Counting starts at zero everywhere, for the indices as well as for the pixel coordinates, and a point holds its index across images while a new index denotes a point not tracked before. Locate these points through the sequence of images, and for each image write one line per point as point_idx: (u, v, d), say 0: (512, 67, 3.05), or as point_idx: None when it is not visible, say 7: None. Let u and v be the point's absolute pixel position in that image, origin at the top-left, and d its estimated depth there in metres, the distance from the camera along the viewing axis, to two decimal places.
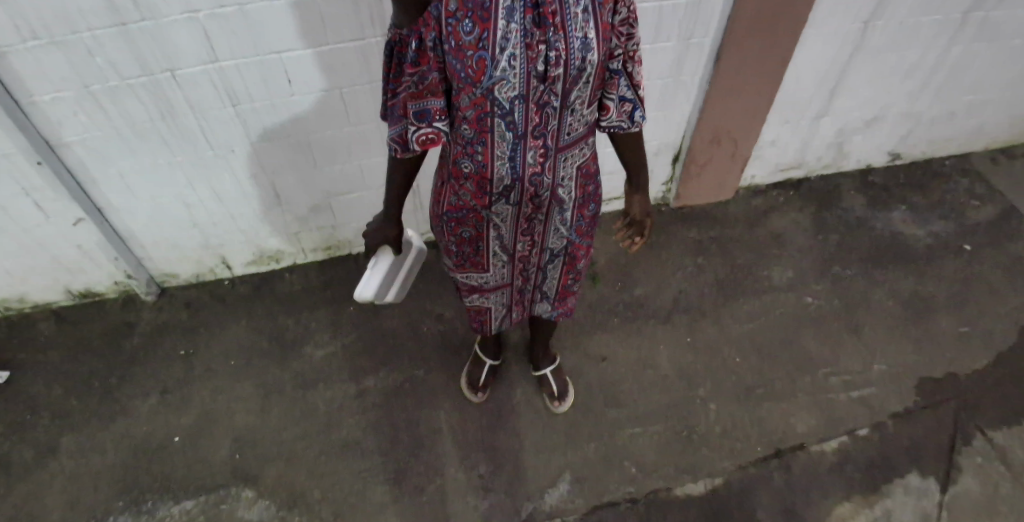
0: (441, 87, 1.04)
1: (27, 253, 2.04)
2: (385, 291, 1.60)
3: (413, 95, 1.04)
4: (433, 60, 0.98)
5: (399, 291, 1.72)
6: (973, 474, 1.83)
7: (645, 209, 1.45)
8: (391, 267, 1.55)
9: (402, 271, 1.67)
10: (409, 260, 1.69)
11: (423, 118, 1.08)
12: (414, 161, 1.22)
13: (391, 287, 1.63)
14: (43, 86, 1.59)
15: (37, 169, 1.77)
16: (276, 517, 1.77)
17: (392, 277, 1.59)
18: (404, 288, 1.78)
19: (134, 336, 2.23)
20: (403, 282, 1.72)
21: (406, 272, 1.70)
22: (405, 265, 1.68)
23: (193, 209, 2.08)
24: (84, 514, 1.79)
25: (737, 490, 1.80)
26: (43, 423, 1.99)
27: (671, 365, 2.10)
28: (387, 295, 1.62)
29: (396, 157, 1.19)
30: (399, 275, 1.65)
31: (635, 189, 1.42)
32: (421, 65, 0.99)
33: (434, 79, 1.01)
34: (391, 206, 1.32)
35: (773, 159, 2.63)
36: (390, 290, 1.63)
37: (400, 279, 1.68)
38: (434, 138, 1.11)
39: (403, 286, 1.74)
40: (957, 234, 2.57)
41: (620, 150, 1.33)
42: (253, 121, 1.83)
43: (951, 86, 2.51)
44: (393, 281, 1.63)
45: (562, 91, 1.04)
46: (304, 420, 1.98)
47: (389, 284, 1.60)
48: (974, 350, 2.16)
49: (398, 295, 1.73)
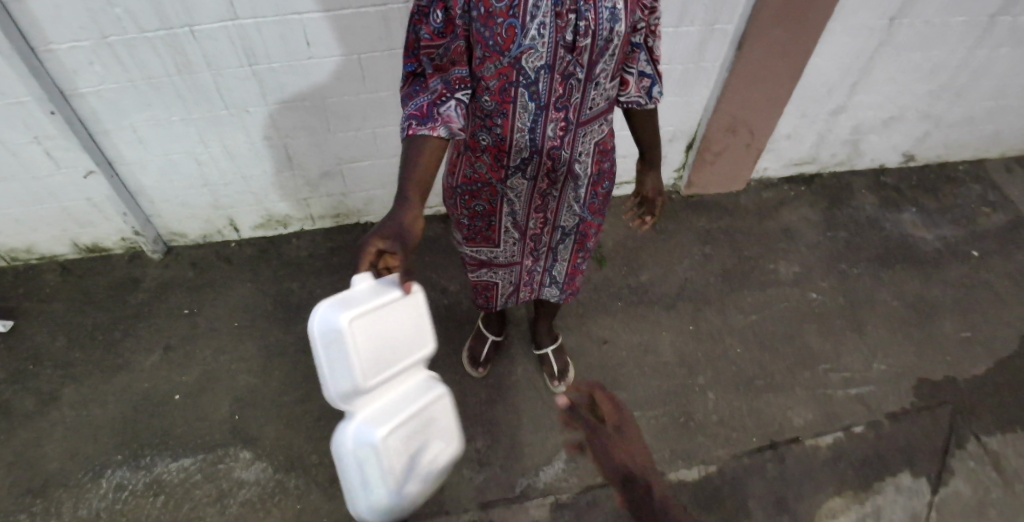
0: (465, 56, 1.01)
1: (36, 202, 2.05)
2: (378, 362, 0.97)
3: (437, 67, 1.03)
4: (461, 28, 0.96)
5: (384, 442, 0.97)
6: (965, 477, 1.84)
7: (657, 187, 1.47)
8: (411, 309, 1.03)
9: (422, 421, 1.05)
10: (434, 427, 1.08)
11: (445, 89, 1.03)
12: (432, 151, 1.04)
13: (369, 329, 0.95)
14: (61, 35, 1.59)
15: (50, 117, 1.76)
16: (272, 479, 1.78)
17: (387, 312, 0.99)
18: (375, 477, 0.98)
19: (139, 292, 2.24)
20: (391, 418, 1.00)
21: (423, 445, 1.05)
22: (429, 417, 1.07)
23: (204, 167, 2.08)
24: (83, 464, 1.80)
25: (731, 478, 1.81)
26: (46, 372, 2.00)
27: (673, 352, 2.10)
28: (368, 365, 0.95)
29: (407, 139, 1.04)
30: (411, 417, 1.02)
31: (648, 166, 1.44)
32: (446, 35, 0.98)
33: (459, 48, 0.99)
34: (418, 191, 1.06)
35: (787, 152, 2.61)
36: (364, 334, 0.94)
37: (408, 435, 1.02)
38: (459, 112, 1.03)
39: (403, 478, 1.01)
40: (966, 240, 2.57)
41: (634, 125, 1.33)
42: (270, 81, 1.82)
43: (972, 89, 2.49)
44: (376, 340, 0.97)
45: (588, 63, 1.03)
46: (305, 384, 1.99)
47: (373, 311, 0.96)
48: (975, 356, 2.17)
49: (365, 430, 0.97)
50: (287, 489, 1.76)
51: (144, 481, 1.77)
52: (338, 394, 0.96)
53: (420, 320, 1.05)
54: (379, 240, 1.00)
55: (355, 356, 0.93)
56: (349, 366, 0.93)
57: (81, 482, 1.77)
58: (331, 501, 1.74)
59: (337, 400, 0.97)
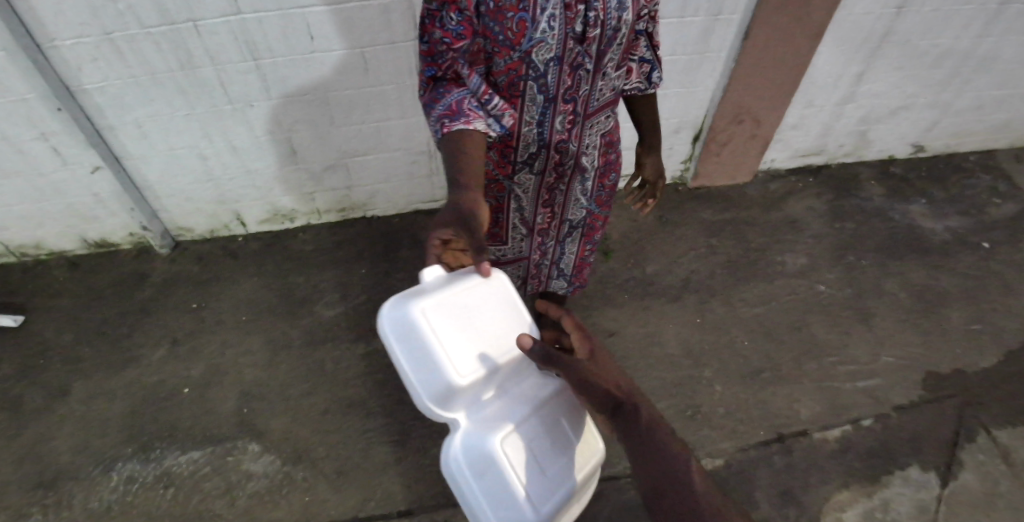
0: (479, 55, 0.97)
1: (44, 199, 2.06)
2: (471, 356, 0.99)
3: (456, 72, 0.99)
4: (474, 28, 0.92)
5: (500, 446, 0.95)
6: (973, 470, 1.83)
7: (656, 170, 1.50)
8: (489, 297, 1.07)
9: (535, 425, 1.01)
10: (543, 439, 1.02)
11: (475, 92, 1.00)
12: (477, 148, 1.03)
13: (449, 320, 0.98)
14: (64, 31, 1.59)
15: (56, 114, 1.77)
16: (280, 471, 1.79)
17: (466, 302, 1.03)
18: (499, 492, 0.94)
19: (146, 287, 2.25)
20: (501, 422, 0.98)
21: (543, 451, 1.00)
22: (542, 424, 1.03)
23: (209, 161, 2.08)
24: (92, 457, 1.82)
25: (737, 471, 1.81)
26: (55, 366, 2.02)
27: (678, 344, 2.10)
28: (459, 358, 0.97)
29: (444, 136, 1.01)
30: (523, 420, 1.00)
31: (647, 149, 1.45)
32: (463, 38, 0.92)
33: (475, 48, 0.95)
34: (478, 181, 1.03)
35: (794, 143, 2.59)
36: (445, 326, 0.97)
37: (523, 439, 0.98)
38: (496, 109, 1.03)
39: (530, 491, 0.95)
40: (975, 231, 2.54)
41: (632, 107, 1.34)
42: (274, 75, 1.82)
43: (981, 78, 2.46)
44: (454, 330, 0.98)
45: (596, 53, 1.02)
46: (311, 377, 2.00)
47: (451, 302, 1.00)
48: (984, 347, 2.15)
49: (476, 439, 0.96)
50: (294, 481, 1.77)
51: (153, 473, 1.79)
52: (430, 398, 0.95)
53: (501, 308, 1.08)
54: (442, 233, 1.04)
55: (434, 346, 0.95)
56: (439, 361, 0.94)
57: (91, 475, 1.78)
58: (338, 493, 1.75)
59: (432, 409, 0.96)
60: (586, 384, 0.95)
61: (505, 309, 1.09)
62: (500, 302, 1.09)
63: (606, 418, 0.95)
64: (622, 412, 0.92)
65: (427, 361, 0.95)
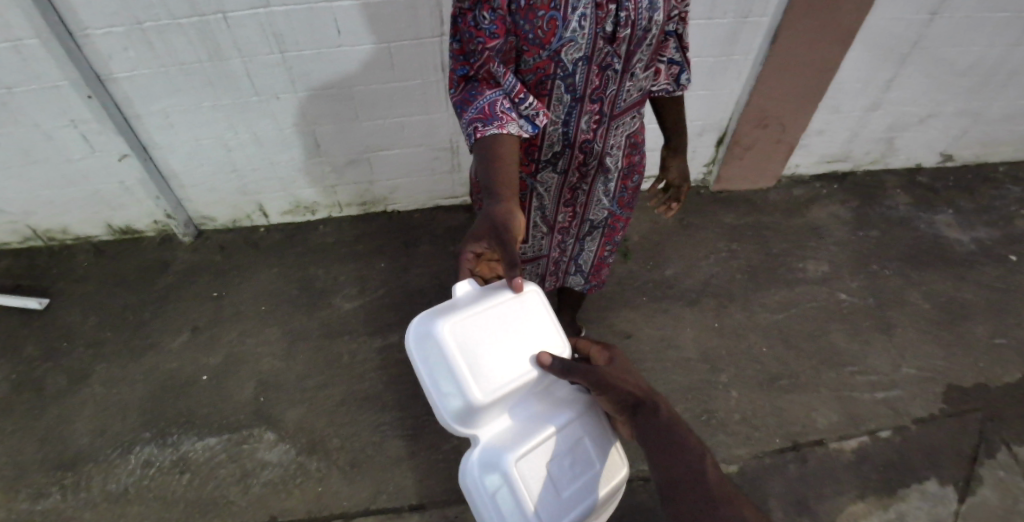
0: (511, 54, 0.96)
1: (72, 185, 2.10)
2: (495, 375, 0.97)
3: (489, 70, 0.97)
4: (507, 27, 0.91)
5: (517, 468, 0.94)
6: (993, 486, 1.80)
7: (681, 173, 1.49)
8: (520, 310, 1.04)
9: (554, 445, 1.00)
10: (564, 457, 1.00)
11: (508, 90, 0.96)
12: (508, 148, 1.02)
13: (473, 335, 0.98)
14: (97, 20, 1.62)
15: (86, 102, 1.80)
16: (294, 460, 1.81)
17: (493, 317, 1.01)
18: (510, 511, 0.94)
19: (168, 274, 2.28)
20: (518, 441, 0.97)
21: (561, 472, 0.99)
22: (562, 443, 1.01)
23: (233, 152, 2.11)
24: (113, 439, 1.86)
25: (751, 478, 1.79)
26: (79, 349, 2.06)
27: (695, 348, 2.08)
28: (481, 374, 0.96)
29: (478, 141, 1.01)
30: (542, 441, 0.98)
31: (673, 152, 1.44)
32: (495, 37, 0.92)
33: (507, 47, 0.94)
34: (510, 191, 1.03)
35: (819, 149, 2.56)
36: (468, 342, 0.97)
37: (541, 459, 0.98)
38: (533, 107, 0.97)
39: (543, 511, 0.95)
40: (1002, 243, 2.49)
41: (660, 108, 1.34)
42: (299, 68, 1.84)
43: (1014, 87, 2.41)
44: (478, 347, 0.97)
45: (625, 53, 1.01)
46: (328, 368, 2.02)
47: (477, 317, 1.00)
48: (1008, 362, 2.11)
49: (492, 455, 0.96)
50: (308, 471, 1.79)
51: (171, 458, 1.82)
52: (450, 416, 0.96)
53: (533, 322, 1.05)
54: (475, 245, 1.05)
55: (456, 365, 0.95)
56: (461, 377, 0.94)
57: (110, 458, 1.82)
58: (351, 485, 1.77)
59: (453, 425, 0.97)
60: (608, 388, 0.95)
61: (536, 323, 1.05)
62: (532, 316, 1.06)
63: (625, 418, 0.96)
64: (642, 412, 0.93)
65: (448, 377, 0.95)
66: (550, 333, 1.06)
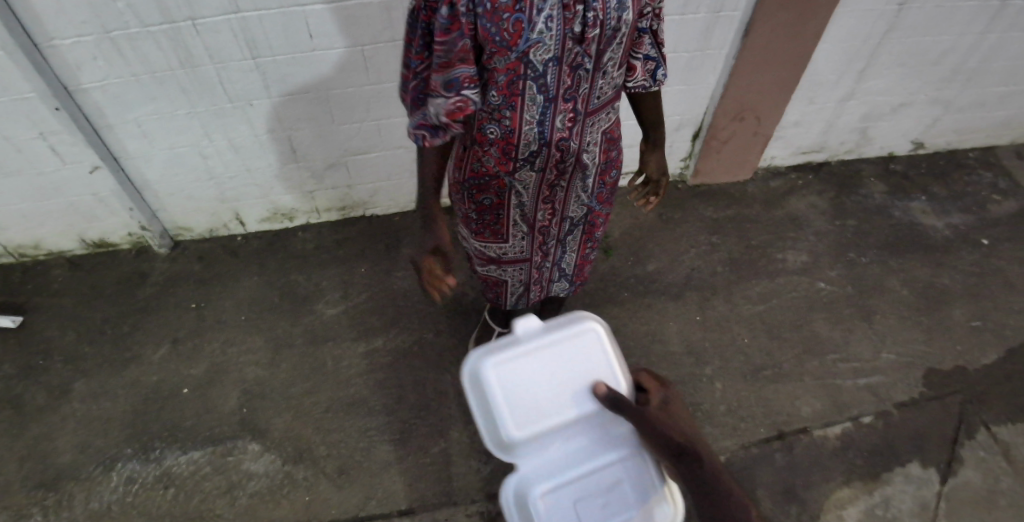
0: (471, 54, 0.95)
1: (43, 197, 2.05)
2: (536, 418, 1.14)
3: (442, 65, 0.95)
4: (466, 26, 0.90)
5: (545, 497, 1.15)
6: (975, 466, 1.83)
7: (660, 167, 1.49)
8: (571, 351, 1.18)
9: (586, 479, 1.18)
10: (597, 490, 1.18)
11: (450, 88, 0.97)
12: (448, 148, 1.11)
13: (522, 379, 1.14)
14: (64, 30, 1.59)
15: (54, 113, 1.77)
16: (281, 470, 1.79)
17: (544, 360, 1.16)
18: None
19: (146, 286, 2.24)
20: (552, 473, 1.17)
21: (591, 504, 1.17)
22: (594, 478, 1.18)
23: (209, 160, 2.07)
24: (94, 457, 1.82)
25: (738, 468, 1.81)
26: (56, 366, 2.02)
27: (680, 341, 2.10)
28: (525, 417, 1.13)
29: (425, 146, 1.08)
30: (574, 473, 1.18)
31: (652, 146, 1.45)
32: (451, 32, 0.91)
33: (465, 46, 0.92)
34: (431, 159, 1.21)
35: (795, 140, 2.59)
36: (514, 386, 1.14)
37: (571, 490, 1.17)
38: (461, 110, 0.98)
39: None
40: (976, 227, 2.54)
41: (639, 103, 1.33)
42: (274, 74, 1.82)
43: (983, 74, 2.46)
44: (526, 389, 1.14)
45: (596, 53, 1.02)
46: (313, 375, 2.00)
47: (527, 361, 1.15)
48: (985, 344, 2.15)
49: (529, 484, 1.16)
50: (296, 481, 1.77)
51: (154, 473, 1.79)
52: (497, 446, 1.14)
53: (583, 364, 1.19)
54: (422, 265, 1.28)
55: (503, 408, 1.12)
56: (505, 418, 1.12)
57: (92, 475, 1.78)
58: (340, 492, 1.75)
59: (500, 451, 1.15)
60: (650, 432, 1.05)
61: (582, 364, 1.19)
62: (583, 358, 1.19)
63: (669, 462, 1.04)
64: (685, 461, 1.01)
65: (495, 411, 1.12)
66: (599, 374, 1.19)
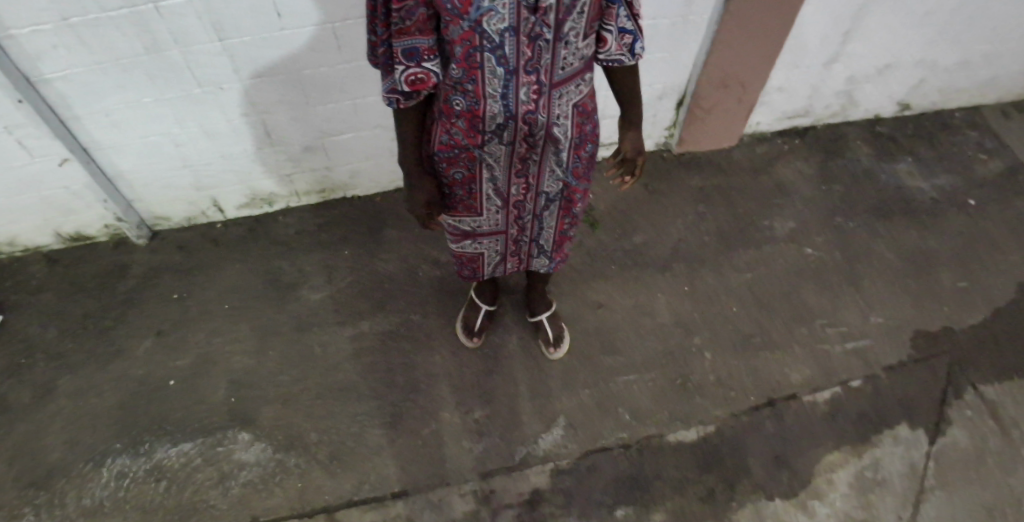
0: (429, 23, 0.94)
1: (12, 193, 1.99)
2: None
3: (400, 33, 0.95)
4: None
5: None
6: (962, 426, 1.85)
7: (637, 144, 1.40)
8: None
9: None
10: None
11: (412, 57, 0.98)
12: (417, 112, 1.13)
13: None
14: (20, 19, 1.51)
15: (17, 106, 1.70)
16: (273, 459, 1.78)
17: None
18: None
19: (127, 279, 2.20)
20: None
21: None
22: None
23: (182, 147, 2.02)
24: (83, 453, 1.80)
25: (730, 437, 1.81)
26: (40, 364, 1.98)
27: (669, 313, 2.09)
28: None
29: (398, 109, 1.10)
30: None
31: (629, 123, 1.35)
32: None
33: (421, 15, 0.91)
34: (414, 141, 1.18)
35: (780, 106, 2.56)
36: None
37: None
38: (423, 80, 1.02)
39: None
40: (963, 189, 2.53)
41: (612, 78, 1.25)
42: (242, 56, 1.76)
43: (968, 33, 2.42)
44: None
45: (555, 22, 0.96)
46: (301, 362, 1.98)
47: None
48: (971, 305, 2.16)
49: None
50: (288, 468, 1.76)
51: (145, 467, 1.77)
52: None
53: None
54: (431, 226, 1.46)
55: None
56: None
57: (82, 471, 1.76)
58: (333, 478, 1.75)
59: None
60: None
61: None
62: None
63: None
64: None
65: None
66: None
